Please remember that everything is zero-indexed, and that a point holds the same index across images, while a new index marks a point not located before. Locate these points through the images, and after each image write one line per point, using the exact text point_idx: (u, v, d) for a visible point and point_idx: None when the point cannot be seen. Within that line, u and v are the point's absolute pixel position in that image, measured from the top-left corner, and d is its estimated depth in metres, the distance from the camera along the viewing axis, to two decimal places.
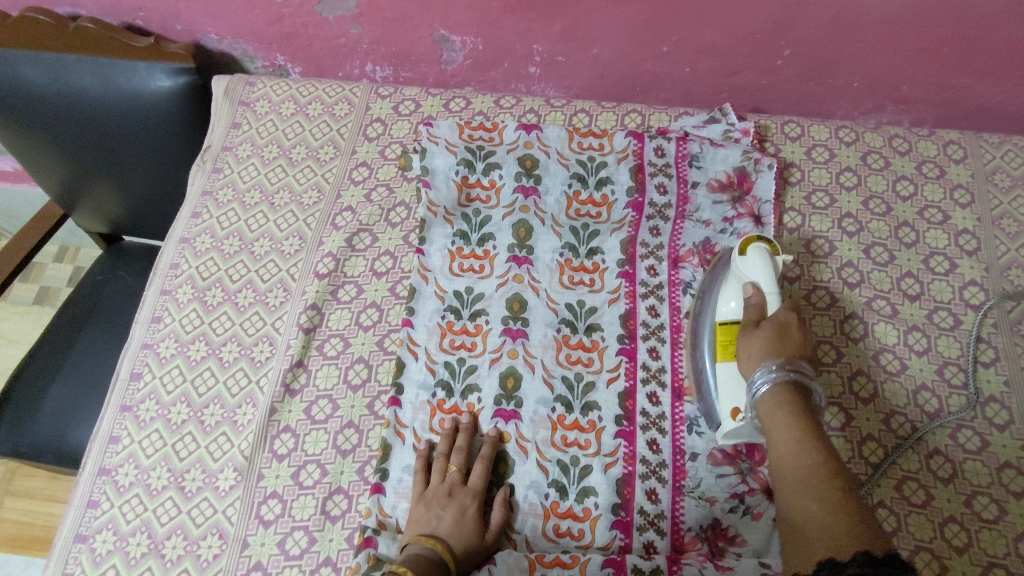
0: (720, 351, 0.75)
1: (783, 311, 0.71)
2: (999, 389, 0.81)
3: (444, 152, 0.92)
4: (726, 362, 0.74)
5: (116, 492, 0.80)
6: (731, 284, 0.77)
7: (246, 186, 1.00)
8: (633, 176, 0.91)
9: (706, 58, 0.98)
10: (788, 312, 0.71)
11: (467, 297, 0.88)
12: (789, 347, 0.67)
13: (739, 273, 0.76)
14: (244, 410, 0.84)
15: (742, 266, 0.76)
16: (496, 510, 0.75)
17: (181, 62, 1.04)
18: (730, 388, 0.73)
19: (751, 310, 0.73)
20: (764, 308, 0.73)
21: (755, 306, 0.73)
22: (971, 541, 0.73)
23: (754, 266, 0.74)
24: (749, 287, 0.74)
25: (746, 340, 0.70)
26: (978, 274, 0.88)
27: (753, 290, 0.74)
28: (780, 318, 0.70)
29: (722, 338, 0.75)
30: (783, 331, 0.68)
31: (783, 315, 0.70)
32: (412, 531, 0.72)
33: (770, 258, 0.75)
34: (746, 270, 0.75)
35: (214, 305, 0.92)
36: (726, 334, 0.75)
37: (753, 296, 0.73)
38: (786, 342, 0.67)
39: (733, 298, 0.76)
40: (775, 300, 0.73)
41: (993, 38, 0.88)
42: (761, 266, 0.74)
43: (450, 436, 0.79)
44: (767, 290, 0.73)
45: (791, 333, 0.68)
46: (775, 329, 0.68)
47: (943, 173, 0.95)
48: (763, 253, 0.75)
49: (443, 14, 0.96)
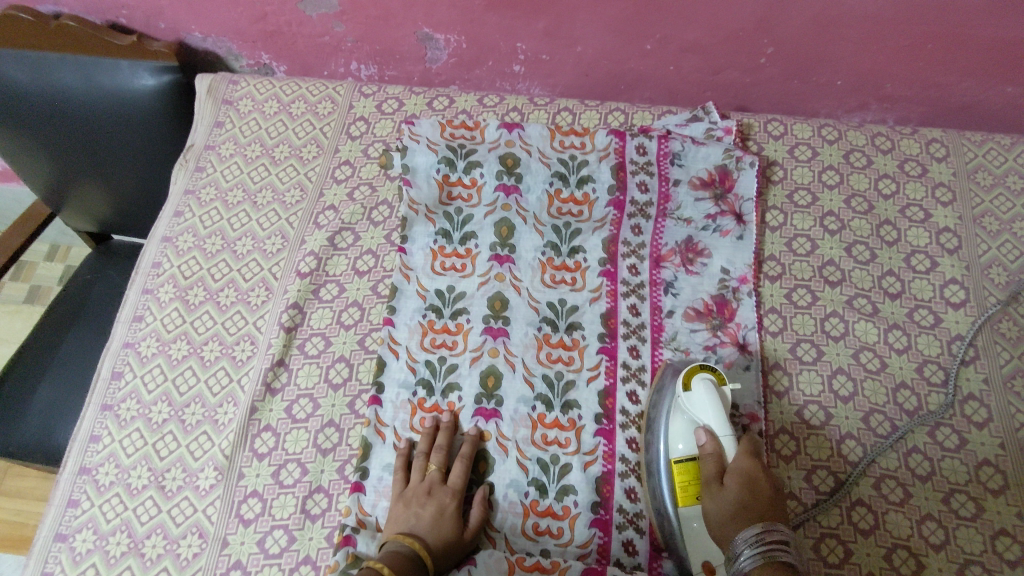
0: (681, 496, 0.71)
1: (742, 459, 0.68)
2: (979, 388, 0.81)
3: (425, 150, 0.93)
4: (689, 510, 0.70)
5: (96, 491, 0.80)
6: (679, 422, 0.73)
7: (229, 184, 1.00)
8: (614, 175, 0.92)
9: (689, 56, 0.97)
10: (746, 457, 0.68)
11: (449, 296, 0.88)
12: (758, 506, 0.65)
13: (687, 411, 0.73)
14: (225, 408, 0.84)
15: (691, 405, 0.73)
16: (475, 508, 0.75)
17: (165, 60, 1.04)
18: (699, 543, 0.69)
19: (709, 459, 0.70)
20: (721, 454, 0.70)
21: (712, 455, 0.70)
22: (947, 538, 0.73)
23: (699, 403, 0.72)
24: (701, 431, 0.71)
25: (713, 504, 0.67)
26: (958, 272, 0.89)
27: (706, 435, 0.71)
28: (743, 469, 0.67)
29: (681, 481, 0.71)
30: (749, 485, 0.66)
31: (744, 463, 0.68)
32: (392, 529, 0.72)
33: (716, 392, 0.72)
34: (693, 407, 0.73)
35: (196, 304, 0.92)
36: (685, 477, 0.71)
37: (706, 442, 0.70)
38: (752, 497, 0.65)
39: (683, 438, 0.72)
40: (731, 443, 0.70)
41: (975, 35, 0.88)
42: (708, 402, 0.71)
43: (431, 434, 0.80)
44: (720, 431, 0.70)
45: (756, 482, 0.67)
46: (741, 485, 0.66)
47: (925, 171, 0.95)
48: (709, 386, 0.72)
49: (426, 12, 0.96)
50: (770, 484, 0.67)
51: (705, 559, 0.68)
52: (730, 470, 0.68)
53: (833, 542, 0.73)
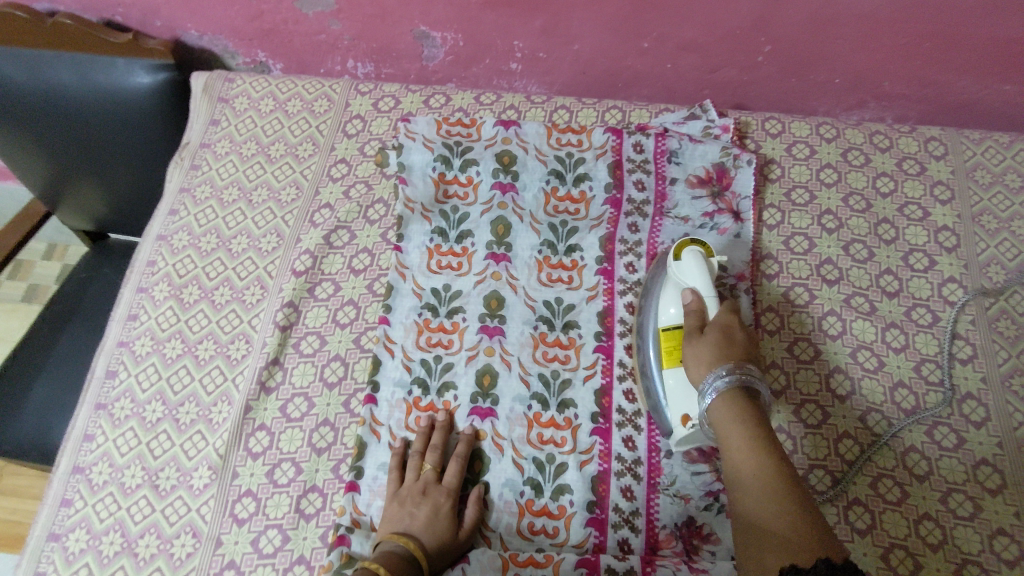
0: (668, 357, 0.74)
1: (723, 314, 0.71)
2: (977, 387, 0.81)
3: (421, 148, 0.93)
4: (672, 368, 0.73)
5: (90, 490, 0.80)
6: (671, 290, 0.77)
7: (224, 182, 1.00)
8: (611, 172, 0.91)
9: (686, 54, 0.97)
10: (727, 315, 0.71)
11: (444, 294, 0.87)
12: (732, 350, 0.66)
13: (677, 279, 0.76)
14: (220, 407, 0.83)
15: (680, 272, 0.76)
16: (470, 508, 0.74)
17: (160, 58, 1.03)
18: (680, 395, 0.71)
19: (692, 315, 0.72)
20: (705, 312, 0.72)
21: (696, 310, 0.72)
22: (945, 538, 0.73)
23: (689, 270, 0.75)
24: (688, 293, 0.74)
25: (694, 348, 0.69)
26: (956, 271, 0.88)
27: (692, 295, 0.73)
28: (723, 321, 0.69)
29: (667, 343, 0.74)
30: (727, 334, 0.68)
31: (724, 318, 0.70)
32: (386, 529, 0.72)
33: (705, 262, 0.75)
34: (683, 274, 0.76)
35: (191, 303, 0.91)
36: (672, 340, 0.74)
37: (691, 301, 0.73)
38: (729, 343, 0.67)
39: (674, 304, 0.75)
40: (714, 304, 0.72)
41: (973, 33, 0.88)
42: (695, 268, 0.75)
43: (426, 434, 0.79)
44: (706, 292, 0.73)
45: (735, 335, 0.68)
46: (719, 333, 0.68)
47: (923, 169, 0.95)
48: (698, 257, 0.75)
49: (423, 10, 0.96)
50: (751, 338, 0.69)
51: (684, 410, 0.71)
52: (712, 323, 0.70)
53: None
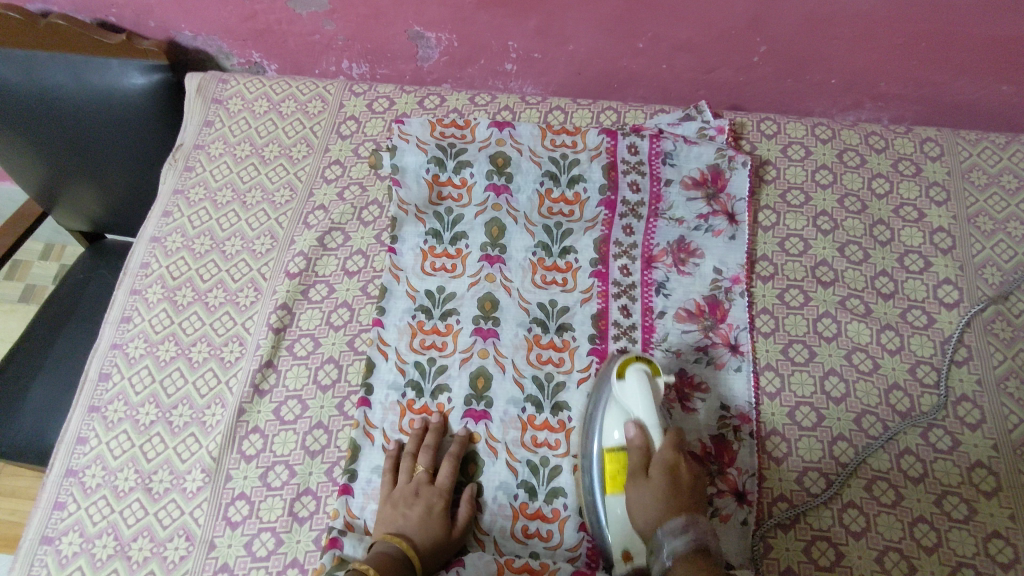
0: (610, 485, 0.72)
1: (667, 450, 0.71)
2: (973, 389, 0.80)
3: (415, 149, 0.92)
4: (616, 501, 0.71)
5: (83, 494, 0.80)
6: (614, 413, 0.74)
7: (218, 184, 0.99)
8: (605, 174, 0.91)
9: (682, 55, 0.97)
10: (671, 450, 0.71)
11: (438, 296, 0.87)
12: (679, 498, 0.69)
13: (620, 403, 0.73)
14: (213, 410, 0.83)
15: (624, 394, 0.73)
16: (462, 508, 0.74)
17: (155, 59, 1.03)
18: (623, 532, 0.71)
19: (638, 451, 0.71)
20: (648, 445, 0.72)
21: (641, 447, 0.71)
22: (940, 541, 0.72)
23: (633, 395, 0.72)
24: (631, 423, 0.72)
25: (640, 491, 0.70)
26: (952, 272, 0.88)
27: (638, 428, 0.72)
28: (669, 460, 0.70)
29: (611, 472, 0.72)
30: (674, 478, 0.70)
31: (669, 455, 0.70)
32: (381, 530, 0.72)
33: (650, 384, 0.73)
34: (626, 400, 0.73)
35: (184, 305, 0.91)
36: (614, 466, 0.72)
37: (636, 435, 0.72)
38: (675, 489, 0.69)
39: (617, 429, 0.73)
40: (658, 435, 0.72)
41: (969, 33, 0.87)
42: (640, 393, 0.72)
43: (419, 435, 0.79)
44: (651, 423, 0.72)
45: (680, 475, 0.70)
46: (667, 477, 0.69)
47: (919, 170, 0.95)
48: (644, 379, 0.73)
49: (417, 10, 0.96)
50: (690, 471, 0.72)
51: (624, 547, 0.70)
52: (657, 463, 0.70)
53: (824, 544, 0.73)
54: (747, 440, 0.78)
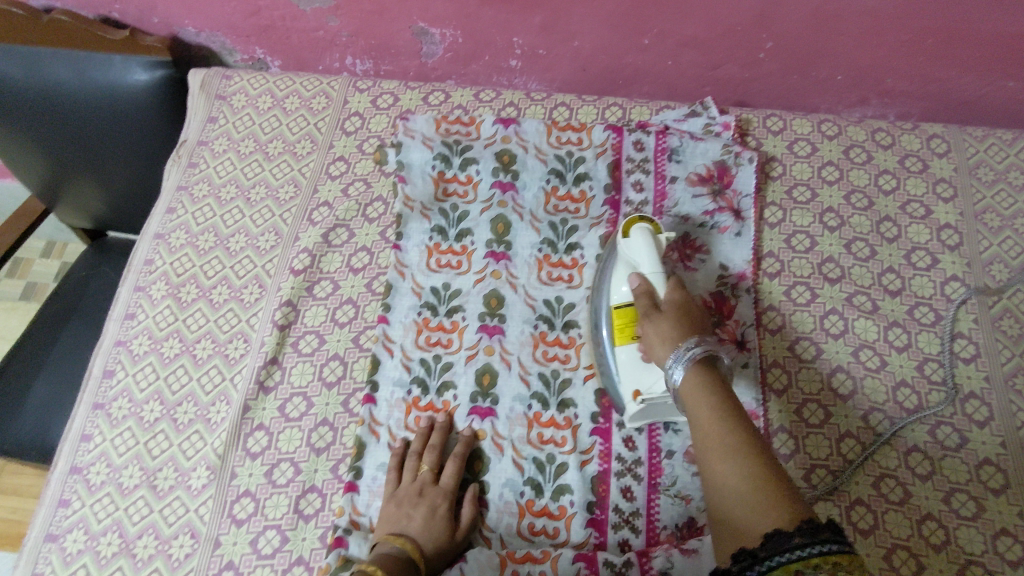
0: (618, 334, 0.74)
1: (674, 292, 0.71)
2: (980, 386, 0.80)
3: (420, 146, 0.92)
4: (625, 347, 0.73)
5: (87, 491, 0.79)
6: (620, 268, 0.76)
7: (222, 180, 0.99)
8: (611, 171, 0.91)
9: (687, 51, 0.96)
10: (677, 291, 0.71)
11: (444, 293, 0.87)
12: (690, 326, 0.68)
13: (625, 258, 0.75)
14: (218, 407, 0.83)
15: (628, 251, 0.75)
16: (467, 508, 0.74)
17: (158, 55, 1.02)
18: (633, 372, 0.73)
19: (643, 295, 0.71)
20: (655, 291, 0.72)
21: (646, 292, 0.71)
22: (948, 538, 0.72)
23: (637, 248, 0.74)
24: (636, 274, 0.73)
25: (651, 328, 0.69)
26: (959, 269, 0.88)
27: (640, 279, 0.73)
28: (676, 300, 0.70)
29: (619, 322, 0.74)
30: (683, 313, 0.69)
31: (676, 296, 0.70)
32: (384, 530, 0.71)
33: (653, 240, 0.74)
34: (631, 254, 0.75)
35: (189, 302, 0.91)
36: (622, 318, 0.74)
37: (640, 284, 0.72)
38: (687, 321, 0.68)
39: (623, 283, 0.75)
40: (663, 283, 0.72)
41: (977, 29, 0.87)
42: (644, 245, 0.73)
43: (424, 434, 0.79)
44: (654, 274, 0.72)
45: (690, 311, 0.69)
46: (677, 312, 0.69)
47: (926, 167, 0.94)
48: (645, 236, 0.74)
49: (422, 6, 0.95)
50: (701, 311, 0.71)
51: (635, 385, 0.72)
52: (664, 303, 0.70)
53: None
54: None
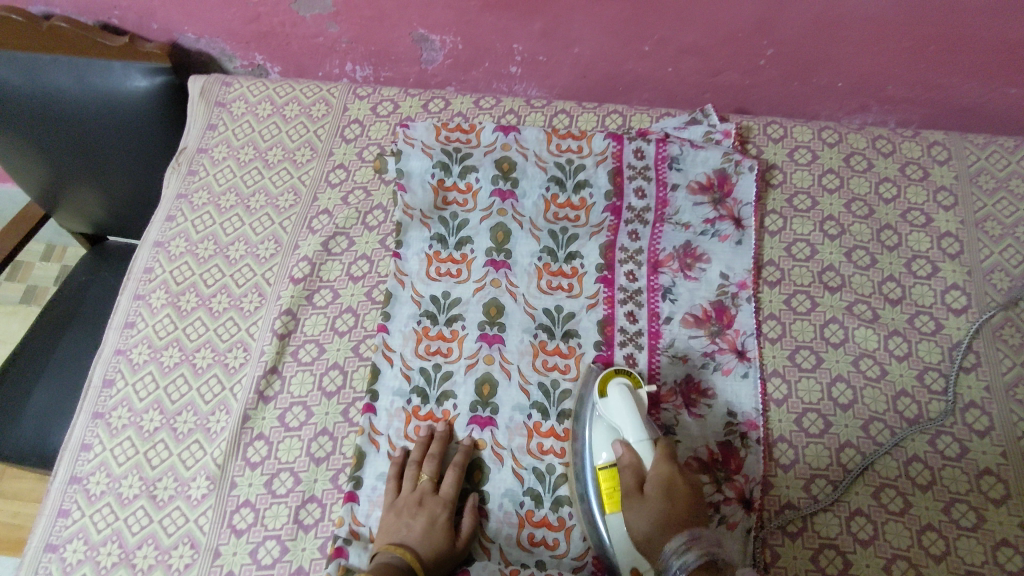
0: (606, 503, 0.70)
1: (659, 466, 0.68)
2: (980, 395, 0.80)
3: (420, 153, 0.92)
4: (615, 518, 0.69)
5: (87, 501, 0.79)
6: (601, 429, 0.73)
7: (222, 188, 0.99)
8: (611, 179, 0.91)
9: (688, 57, 0.96)
10: (664, 465, 0.68)
11: (444, 302, 0.86)
12: (679, 512, 0.66)
13: (606, 420, 0.73)
14: (218, 417, 0.83)
15: (608, 411, 0.73)
16: (466, 517, 0.74)
17: (157, 62, 1.02)
18: (627, 547, 0.69)
19: (628, 470, 0.69)
20: (641, 464, 0.69)
21: (631, 466, 0.69)
22: (948, 549, 0.72)
23: (616, 408, 0.72)
24: (619, 441, 0.71)
25: (636, 513, 0.67)
26: (960, 277, 0.87)
27: (624, 447, 0.70)
28: (662, 477, 0.67)
29: (608, 489, 0.70)
30: (669, 494, 0.66)
31: (662, 472, 0.68)
32: (384, 540, 0.71)
33: (632, 400, 0.72)
34: (612, 414, 0.72)
35: (188, 310, 0.91)
36: (609, 484, 0.70)
37: (625, 453, 0.70)
38: (673, 504, 0.66)
39: (605, 448, 0.72)
40: (647, 452, 0.69)
41: (978, 36, 0.87)
42: (623, 405, 0.72)
43: (425, 444, 0.78)
44: (637, 442, 0.70)
45: (677, 489, 0.67)
46: (662, 493, 0.66)
47: (927, 174, 0.94)
48: (625, 394, 0.72)
49: (422, 13, 0.95)
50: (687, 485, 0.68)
51: (633, 565, 0.69)
52: (649, 481, 0.68)
53: (832, 552, 0.73)
54: (753, 446, 0.78)
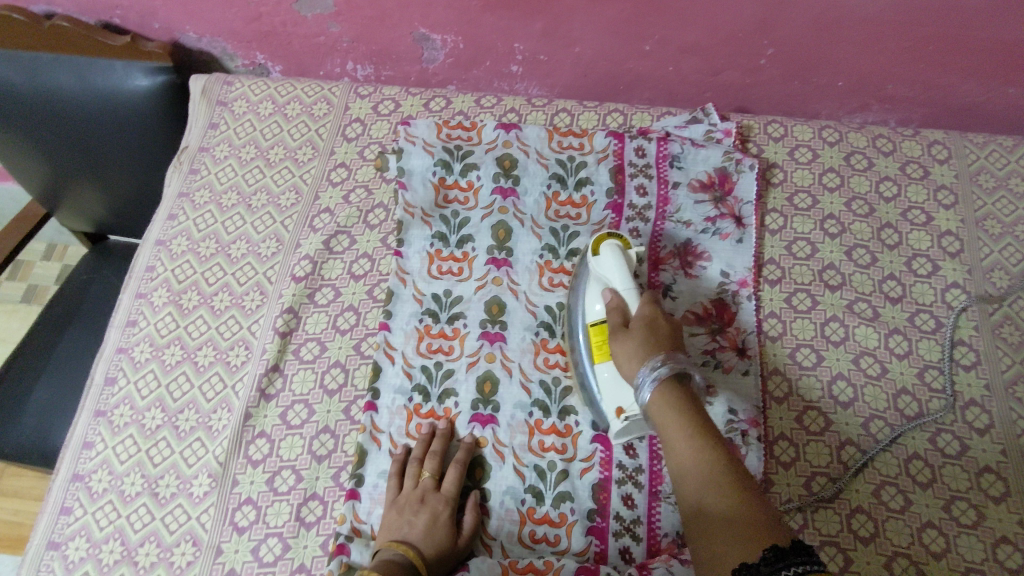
0: (596, 353, 0.74)
1: (644, 307, 0.71)
2: (981, 393, 0.80)
3: (421, 152, 0.92)
4: (603, 363, 0.73)
5: (89, 499, 0.80)
6: (594, 286, 0.77)
7: (223, 187, 0.99)
8: (612, 177, 0.91)
9: (688, 57, 0.96)
10: (648, 307, 0.71)
11: (445, 300, 0.87)
12: (660, 343, 0.68)
13: (597, 274, 0.75)
14: (219, 415, 0.83)
15: (598, 267, 0.76)
16: (468, 515, 0.74)
17: (159, 61, 1.03)
18: (613, 387, 0.72)
19: (614, 312, 0.73)
20: (626, 308, 0.72)
21: (617, 309, 0.73)
22: (949, 546, 0.72)
23: (606, 264, 0.74)
24: (608, 290, 0.74)
25: (620, 347, 0.70)
26: (960, 276, 0.88)
27: (612, 293, 0.73)
28: (646, 316, 0.70)
29: (597, 339, 0.74)
30: (652, 330, 0.69)
31: (647, 312, 0.71)
32: (385, 537, 0.71)
33: (622, 255, 0.74)
34: (603, 270, 0.75)
35: (190, 308, 0.91)
36: (598, 335, 0.74)
37: (612, 300, 0.73)
38: (654, 338, 0.68)
39: (598, 300, 0.76)
40: (633, 298, 0.72)
41: (978, 36, 0.87)
42: (612, 259, 0.74)
43: (426, 441, 0.79)
44: (624, 289, 0.73)
45: (660, 326, 0.70)
46: (644, 329, 0.69)
47: (927, 173, 0.94)
48: (615, 251, 0.74)
49: (423, 12, 0.95)
50: (672, 327, 0.71)
51: (616, 403, 0.72)
52: (634, 320, 0.71)
53: (832, 549, 0.73)
54: (754, 444, 0.78)
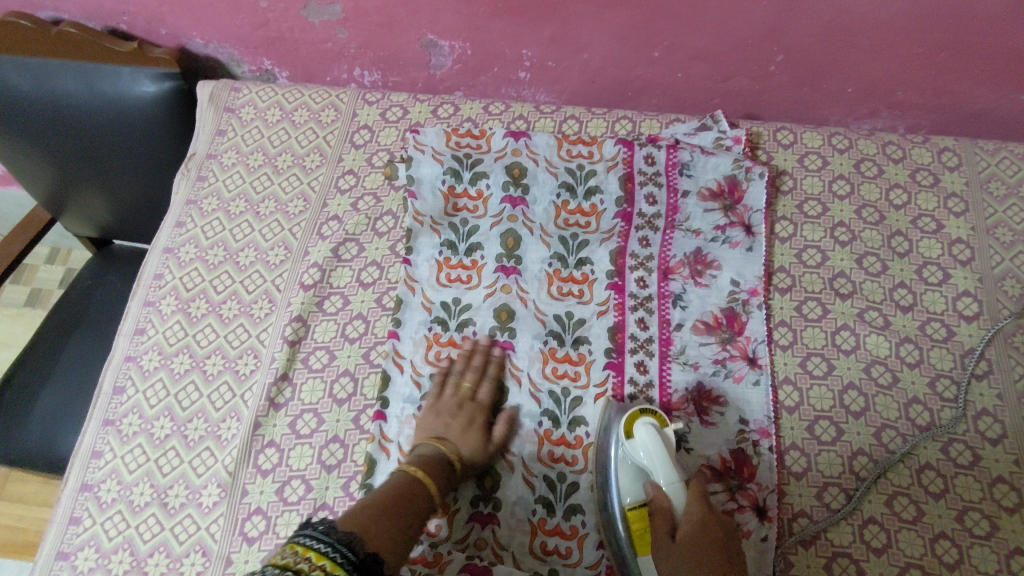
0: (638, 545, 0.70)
1: (691, 508, 0.67)
2: (993, 403, 0.80)
3: (431, 160, 0.91)
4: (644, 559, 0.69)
5: (98, 508, 0.79)
6: (630, 471, 0.72)
7: (231, 195, 0.99)
8: (622, 185, 0.90)
9: (697, 63, 0.96)
10: (696, 508, 0.67)
11: (454, 308, 0.87)
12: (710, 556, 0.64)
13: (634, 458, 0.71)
14: (229, 424, 0.83)
15: (634, 449, 0.72)
16: (500, 425, 0.78)
17: (166, 67, 1.02)
18: None
19: (660, 515, 0.68)
20: (672, 508, 0.68)
21: (662, 509, 0.68)
22: (961, 558, 0.72)
23: (646, 452, 0.70)
24: (650, 483, 0.70)
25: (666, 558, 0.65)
26: (971, 284, 0.87)
27: (654, 487, 0.70)
28: (692, 519, 0.66)
29: (637, 529, 0.70)
30: (700, 538, 0.65)
31: (694, 513, 0.67)
32: (423, 432, 0.77)
33: (659, 440, 0.70)
34: (639, 453, 0.71)
35: (198, 317, 0.91)
36: (638, 525, 0.70)
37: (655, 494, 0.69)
38: (704, 548, 0.64)
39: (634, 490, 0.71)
40: (679, 494, 0.69)
41: (989, 42, 0.87)
42: (649, 444, 0.70)
43: (468, 356, 0.83)
44: (667, 484, 0.69)
45: (707, 530, 0.66)
46: (691, 535, 0.65)
47: (937, 181, 0.94)
48: (653, 435, 0.71)
49: (431, 19, 0.95)
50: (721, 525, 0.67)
51: None
52: (680, 524, 0.67)
53: (845, 561, 0.73)
54: (766, 454, 0.78)
